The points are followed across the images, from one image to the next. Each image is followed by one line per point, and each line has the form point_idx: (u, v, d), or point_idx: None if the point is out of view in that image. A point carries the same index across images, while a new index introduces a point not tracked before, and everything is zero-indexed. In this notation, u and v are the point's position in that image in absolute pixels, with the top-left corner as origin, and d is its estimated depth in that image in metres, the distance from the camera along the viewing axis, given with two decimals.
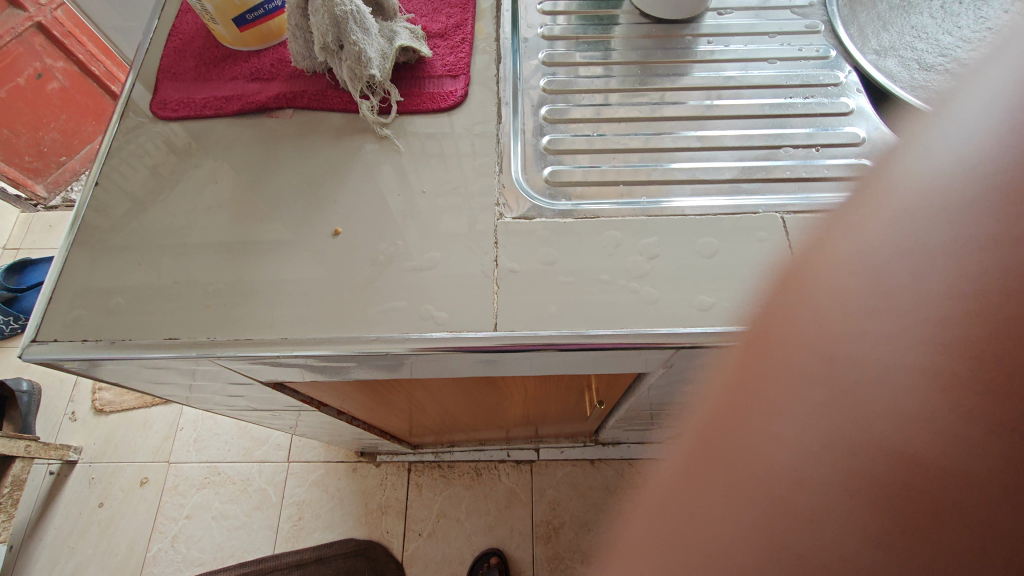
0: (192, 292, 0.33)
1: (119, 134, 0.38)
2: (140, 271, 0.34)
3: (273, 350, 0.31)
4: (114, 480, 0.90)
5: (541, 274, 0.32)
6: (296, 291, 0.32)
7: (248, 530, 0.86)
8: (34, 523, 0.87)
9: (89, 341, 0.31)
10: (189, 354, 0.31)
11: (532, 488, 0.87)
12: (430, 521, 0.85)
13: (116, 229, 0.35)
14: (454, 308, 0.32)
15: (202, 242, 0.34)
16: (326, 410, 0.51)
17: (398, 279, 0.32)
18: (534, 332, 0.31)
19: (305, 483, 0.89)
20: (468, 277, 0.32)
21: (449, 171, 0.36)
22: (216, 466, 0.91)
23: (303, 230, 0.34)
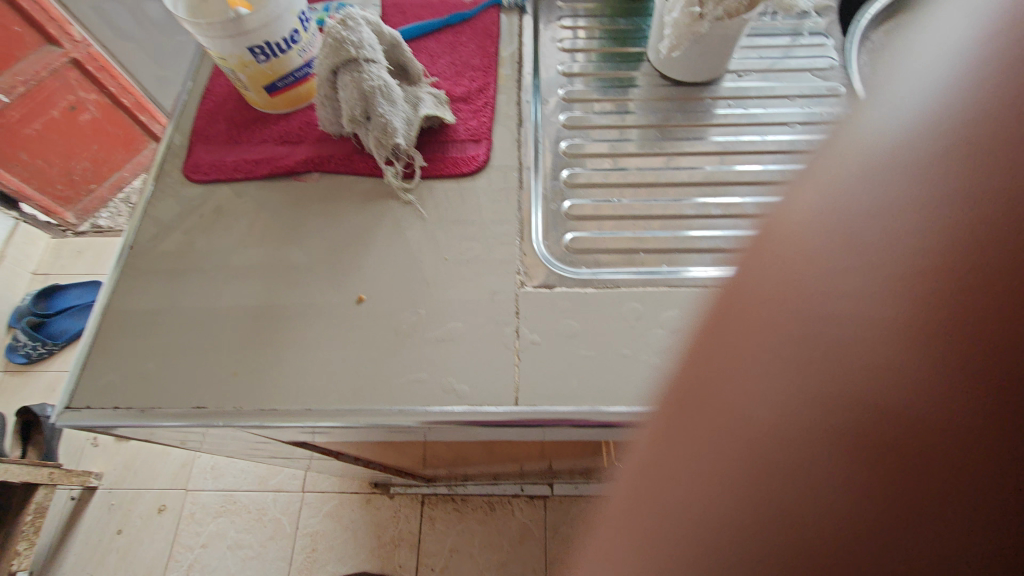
0: (220, 359, 0.34)
1: (153, 198, 0.40)
2: (171, 336, 0.35)
3: (297, 422, 0.31)
4: (133, 506, 0.92)
5: (561, 347, 0.33)
6: (321, 360, 0.33)
7: (262, 560, 0.86)
8: (55, 547, 0.88)
9: (121, 408, 0.32)
10: (216, 423, 0.32)
11: (546, 524, 0.86)
12: (442, 555, 0.85)
13: (149, 293, 0.36)
14: (475, 381, 0.32)
15: (231, 306, 0.36)
16: (344, 454, 0.52)
17: (420, 349, 0.33)
18: (555, 408, 0.31)
19: (319, 513, 0.90)
20: (489, 349, 0.33)
21: (471, 238, 0.37)
22: (232, 494, 0.92)
23: (328, 297, 0.35)
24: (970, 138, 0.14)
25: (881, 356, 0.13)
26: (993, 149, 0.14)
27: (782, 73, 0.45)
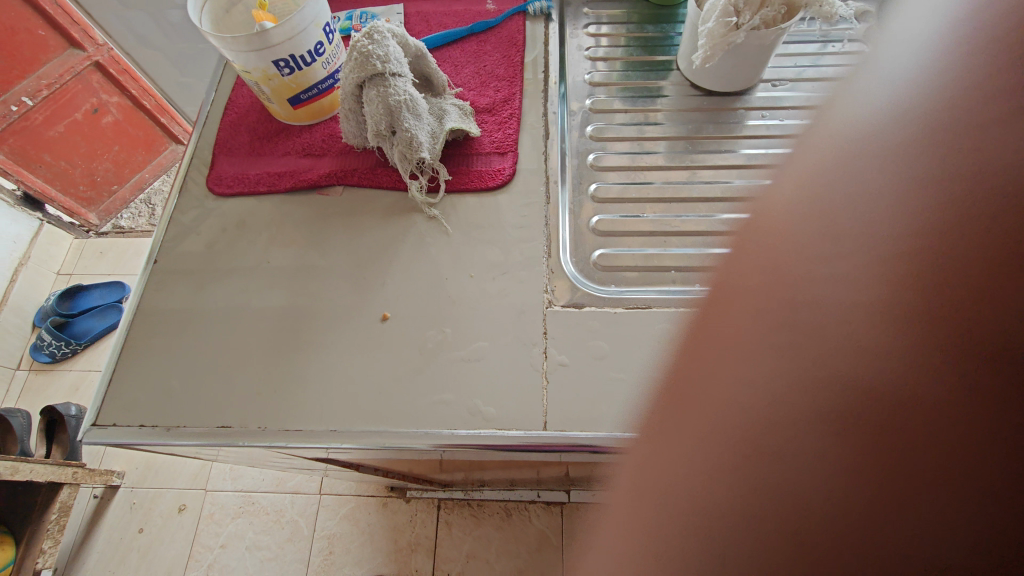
0: (245, 377, 0.33)
1: (177, 211, 0.40)
2: (195, 354, 0.34)
3: (321, 443, 0.31)
4: (154, 505, 0.93)
5: (591, 369, 0.32)
6: (345, 380, 0.33)
7: (280, 562, 0.87)
8: (78, 546, 0.90)
9: (146, 426, 0.32)
10: (240, 443, 0.31)
11: (564, 531, 0.86)
12: (459, 561, 0.85)
13: (173, 309, 0.36)
14: (503, 403, 0.31)
15: (255, 322, 0.35)
16: (364, 464, 0.52)
17: (446, 369, 0.32)
18: (585, 433, 0.30)
19: (336, 516, 0.90)
20: (517, 371, 0.32)
21: (496, 254, 0.36)
22: (251, 495, 0.93)
23: (351, 314, 0.35)
24: (931, 141, 0.17)
25: (859, 335, 0.15)
26: (953, 153, 0.16)
27: (817, 83, 0.43)
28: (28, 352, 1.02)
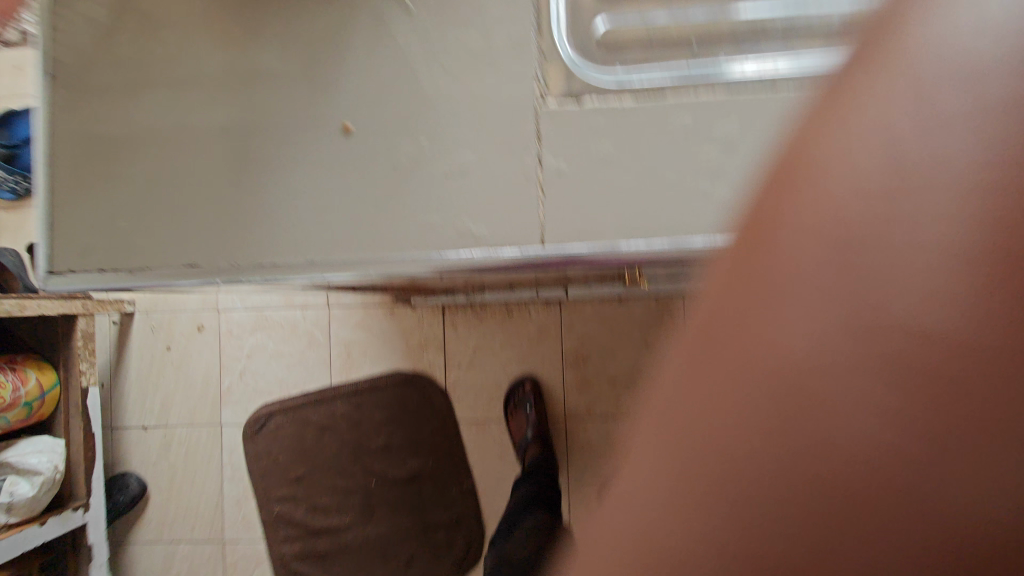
0: (198, 213, 0.31)
1: (55, 14, 0.32)
2: (140, 189, 0.32)
3: (296, 275, 0.30)
4: (173, 325, 0.99)
5: (592, 175, 0.28)
6: (311, 208, 0.30)
7: (305, 365, 0.96)
8: (116, 362, 1.00)
9: (113, 271, 0.32)
10: (214, 279, 0.31)
11: (562, 324, 0.92)
12: (467, 353, 0.94)
13: (99, 140, 0.32)
14: (495, 221, 0.29)
15: (204, 145, 0.31)
16: (367, 283, 0.53)
17: (429, 187, 0.29)
18: (583, 245, 0.28)
19: (348, 325, 0.96)
20: (510, 182, 0.29)
21: (476, 39, 0.29)
22: (262, 313, 0.97)
23: (307, 129, 0.30)
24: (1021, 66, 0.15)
25: (921, 287, 0.15)
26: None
27: None
28: None
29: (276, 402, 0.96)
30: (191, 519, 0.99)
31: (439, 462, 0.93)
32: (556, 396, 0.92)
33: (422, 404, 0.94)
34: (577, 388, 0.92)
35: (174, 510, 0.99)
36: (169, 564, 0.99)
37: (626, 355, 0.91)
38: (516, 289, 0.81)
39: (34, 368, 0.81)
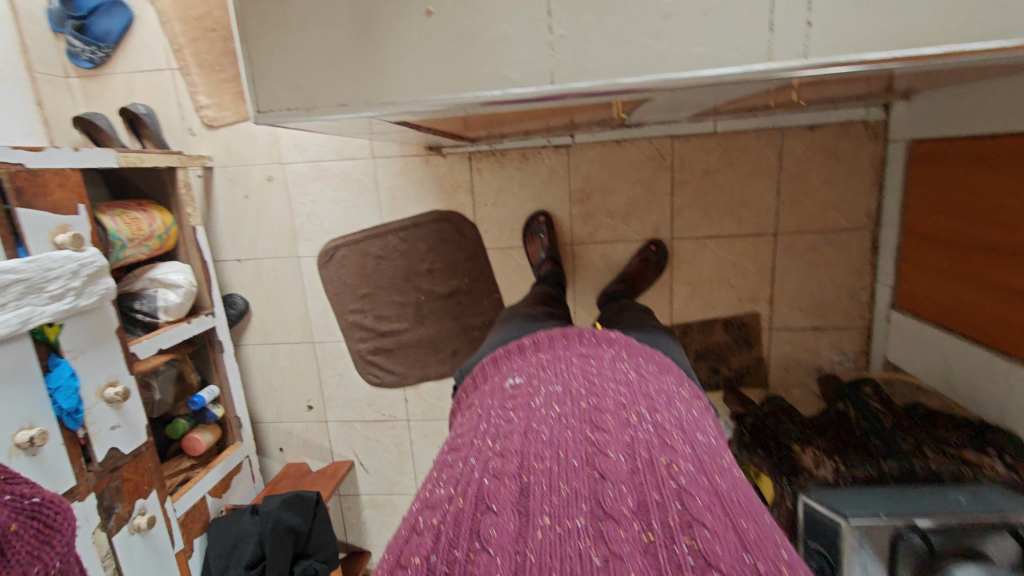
0: (342, 69, 0.51)
1: None
2: (314, 57, 0.51)
3: (411, 106, 0.51)
4: (246, 177, 1.27)
5: (582, 38, 0.47)
6: (419, 64, 0.50)
7: (358, 208, 1.27)
8: (206, 204, 1.30)
9: (292, 110, 0.53)
10: (367, 113, 0.53)
11: (569, 166, 1.18)
12: (492, 194, 1.22)
13: (266, 5, 0.50)
14: (521, 71, 0.49)
15: (332, 29, 0.50)
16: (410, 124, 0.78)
17: (482, 50, 0.49)
18: (565, 86, 0.49)
19: (391, 173, 1.23)
20: (521, 53, 0.48)
21: None
22: (320, 165, 1.25)
23: (402, 6, 0.48)
24: None
25: None
26: None
27: None
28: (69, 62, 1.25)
29: (340, 240, 1.29)
30: (287, 328, 1.36)
31: (473, 280, 1.27)
32: (565, 225, 1.21)
33: (455, 235, 1.25)
34: (581, 218, 1.20)
35: (273, 316, 1.36)
36: (275, 358, 1.39)
37: (618, 189, 1.18)
38: (530, 136, 1.13)
39: (157, 210, 1.12)
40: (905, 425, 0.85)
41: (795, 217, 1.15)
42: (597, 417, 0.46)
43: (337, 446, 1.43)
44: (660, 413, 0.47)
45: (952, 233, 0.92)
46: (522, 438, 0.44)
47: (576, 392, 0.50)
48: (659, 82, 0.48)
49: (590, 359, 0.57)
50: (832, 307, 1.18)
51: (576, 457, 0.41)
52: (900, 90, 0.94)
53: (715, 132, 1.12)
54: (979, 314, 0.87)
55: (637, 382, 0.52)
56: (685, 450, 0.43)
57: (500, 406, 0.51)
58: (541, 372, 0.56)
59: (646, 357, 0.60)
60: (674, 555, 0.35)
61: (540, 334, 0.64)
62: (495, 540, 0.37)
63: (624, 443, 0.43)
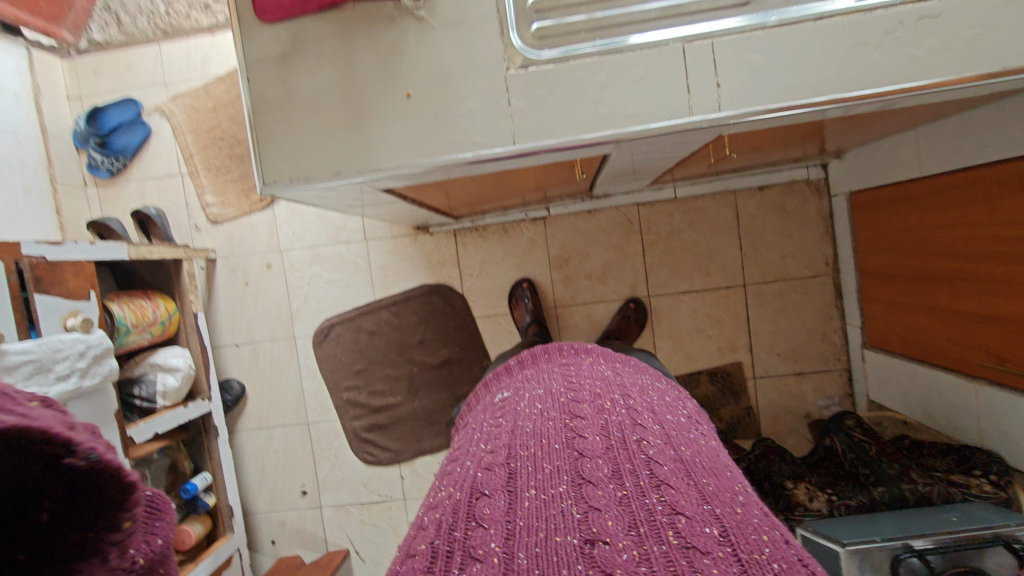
0: (335, 143, 0.61)
1: (246, 62, 0.60)
2: (311, 136, 0.61)
3: (395, 169, 0.61)
4: (246, 265, 1.36)
5: (536, 107, 0.58)
6: (402, 136, 0.60)
7: (352, 286, 1.34)
8: (207, 292, 1.36)
9: (291, 180, 0.62)
10: (356, 178, 0.62)
11: (546, 235, 1.28)
12: (477, 265, 1.31)
13: (273, 98, 0.60)
14: (487, 136, 0.59)
15: (328, 111, 0.60)
16: (401, 197, 0.88)
17: (454, 121, 0.59)
18: (526, 145, 0.59)
19: (383, 252, 1.33)
20: (486, 122, 0.59)
21: (459, 50, 0.58)
22: (317, 250, 1.35)
23: (387, 91, 0.59)
24: None
25: None
26: None
27: None
28: (87, 173, 1.37)
29: (334, 318, 1.35)
30: (282, 409, 1.37)
31: (463, 349, 1.32)
32: (547, 289, 1.29)
33: (444, 306, 1.32)
34: (561, 282, 1.29)
35: (269, 398, 1.38)
36: (269, 442, 1.38)
37: (593, 252, 1.27)
38: (509, 210, 1.25)
39: (161, 298, 1.18)
40: (889, 450, 0.88)
41: (758, 268, 1.23)
42: (575, 408, 0.52)
43: (331, 535, 1.37)
44: (632, 399, 0.54)
45: (898, 269, 1.00)
46: (511, 433, 0.50)
47: (557, 392, 0.57)
48: (603, 137, 0.58)
49: (570, 367, 0.64)
50: (808, 350, 1.23)
51: (558, 441, 0.48)
52: (830, 150, 1.07)
53: (675, 197, 1.24)
54: (938, 340, 0.92)
55: (613, 379, 0.59)
56: (654, 427, 0.50)
57: (492, 416, 0.57)
58: (526, 384, 0.62)
59: (621, 361, 0.68)
60: (646, 505, 0.41)
61: (523, 353, 0.71)
62: (489, 516, 0.41)
63: (600, 425, 0.49)
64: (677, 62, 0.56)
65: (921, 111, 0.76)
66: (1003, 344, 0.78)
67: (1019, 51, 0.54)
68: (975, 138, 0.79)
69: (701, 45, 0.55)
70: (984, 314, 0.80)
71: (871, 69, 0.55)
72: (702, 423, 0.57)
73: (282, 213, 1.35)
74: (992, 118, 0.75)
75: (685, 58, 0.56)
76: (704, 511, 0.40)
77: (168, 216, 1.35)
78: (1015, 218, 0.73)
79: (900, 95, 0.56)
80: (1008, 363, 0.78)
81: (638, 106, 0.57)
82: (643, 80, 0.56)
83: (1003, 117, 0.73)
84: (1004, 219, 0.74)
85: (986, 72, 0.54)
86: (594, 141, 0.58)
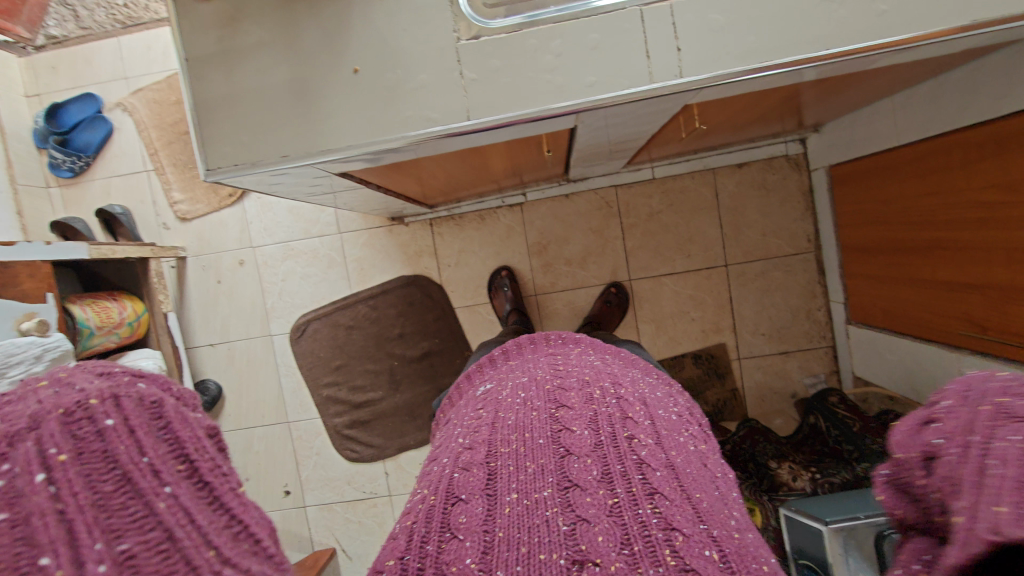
0: (281, 123, 0.57)
1: (182, 37, 0.56)
2: (255, 115, 0.57)
3: (345, 150, 0.58)
4: (218, 263, 1.32)
5: (490, 78, 0.55)
6: (351, 115, 0.57)
7: (328, 281, 1.31)
8: (179, 292, 1.33)
9: (237, 164, 0.59)
10: (305, 161, 0.59)
11: (524, 221, 1.25)
12: (455, 255, 1.28)
13: (213, 77, 0.57)
14: (440, 111, 0.56)
15: (272, 89, 0.57)
16: (368, 184, 0.86)
17: (405, 96, 0.56)
18: (480, 120, 0.56)
19: (358, 245, 1.30)
20: (438, 95, 0.56)
21: (408, 19, 0.55)
22: (289, 244, 1.31)
23: (334, 67, 0.56)
24: None
25: None
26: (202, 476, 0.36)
27: None
28: (49, 172, 1.33)
29: (311, 313, 1.31)
30: (261, 408, 1.34)
31: (444, 341, 1.29)
32: (526, 276, 1.26)
33: (423, 297, 1.29)
34: (542, 268, 1.26)
35: (247, 399, 1.34)
36: (250, 443, 1.35)
37: (573, 238, 1.25)
38: (484, 197, 1.22)
39: (127, 299, 1.14)
40: (875, 424, 0.86)
41: (740, 247, 1.21)
42: (562, 398, 0.49)
43: (317, 535, 1.35)
44: (622, 390, 0.51)
45: (878, 240, 0.98)
46: (492, 427, 0.47)
47: (542, 380, 0.54)
48: (561, 109, 0.55)
49: (557, 357, 0.61)
50: (792, 330, 1.22)
51: (542, 437, 0.45)
52: (809, 123, 1.04)
53: (653, 178, 1.21)
54: (919, 312, 0.90)
55: (602, 370, 0.56)
56: (645, 424, 0.47)
57: (474, 409, 0.54)
58: (510, 374, 0.59)
59: (611, 353, 0.65)
60: (639, 516, 0.38)
61: (508, 343, 0.68)
62: (465, 525, 0.39)
63: (587, 419, 0.46)
64: (635, 26, 0.53)
65: (900, 74, 0.73)
66: (986, 312, 0.76)
67: (989, 3, 0.52)
68: (953, 102, 0.76)
69: (660, 6, 0.53)
70: (966, 283, 0.79)
71: (837, 27, 0.52)
72: (694, 423, 0.54)
73: (253, 209, 1.31)
74: (970, 78, 0.73)
75: (644, 21, 0.53)
76: (700, 534, 0.37)
77: (135, 215, 1.31)
78: (993, 178, 0.71)
79: (867, 54, 0.53)
80: (990, 331, 0.77)
81: (596, 74, 0.54)
82: (601, 46, 0.54)
83: (980, 77, 0.71)
84: (981, 184, 0.73)
85: (957, 26, 0.52)
86: (551, 112, 0.56)
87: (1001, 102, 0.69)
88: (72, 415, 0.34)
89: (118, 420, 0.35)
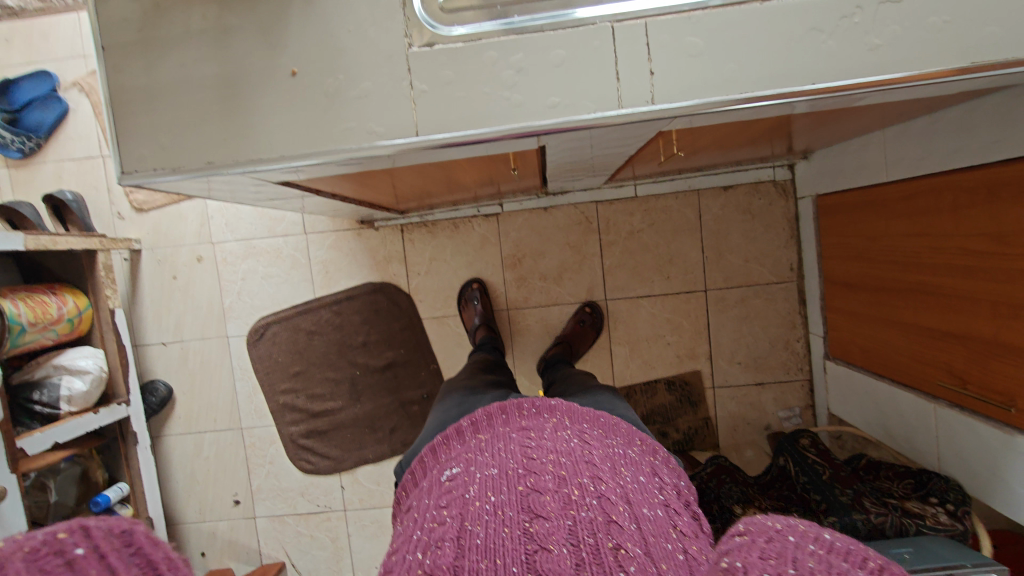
0: (208, 126, 0.51)
1: (99, 23, 0.50)
2: (176, 112, 0.51)
3: (279, 160, 0.52)
4: (174, 258, 1.25)
5: (442, 90, 0.49)
6: (285, 121, 0.51)
7: (291, 282, 1.25)
8: (132, 287, 1.26)
9: (159, 169, 0.53)
10: (235, 170, 0.52)
11: (499, 232, 1.20)
12: (425, 263, 1.23)
13: (132, 69, 0.51)
14: (385, 125, 0.51)
15: (199, 87, 0.51)
16: (325, 191, 0.81)
17: (347, 104, 0.51)
18: (430, 137, 0.50)
19: (324, 247, 1.24)
20: (384, 106, 0.50)
21: (354, 19, 0.50)
22: (251, 242, 1.24)
23: (268, 68, 0.50)
24: None
25: None
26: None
27: None
28: None
29: (271, 316, 1.25)
30: (213, 413, 1.28)
31: (409, 352, 1.24)
32: (499, 289, 1.21)
33: (390, 306, 1.23)
34: (515, 282, 1.21)
35: (200, 402, 1.28)
36: (199, 448, 1.28)
37: (549, 252, 1.20)
38: (458, 205, 1.16)
39: (69, 293, 1.06)
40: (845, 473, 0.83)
41: (721, 272, 1.17)
42: (536, 505, 0.44)
43: (265, 547, 1.29)
44: (603, 485, 0.46)
45: (860, 276, 0.94)
46: (457, 548, 0.42)
47: (513, 475, 0.48)
48: (519, 131, 0.50)
49: (530, 434, 0.54)
50: (769, 360, 1.18)
51: (517, 562, 0.40)
52: (798, 150, 1.00)
53: (635, 196, 1.17)
54: (899, 355, 0.86)
55: (578, 454, 0.50)
56: (631, 530, 0.42)
57: (436, 505, 0.48)
58: (478, 457, 0.52)
59: (588, 421, 0.59)
60: None
61: (476, 412, 0.62)
62: None
63: (565, 533, 0.41)
64: (605, 43, 0.48)
65: (894, 108, 0.68)
66: (968, 365, 0.72)
67: (991, 44, 0.47)
68: (948, 140, 0.72)
69: (632, 24, 0.48)
70: (947, 331, 0.75)
71: (825, 60, 0.47)
72: (683, 510, 0.49)
73: (214, 204, 1.25)
74: (964, 117, 0.68)
75: (615, 38, 0.48)
76: None
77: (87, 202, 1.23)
78: (983, 227, 0.67)
79: (858, 91, 0.48)
80: (969, 386, 0.73)
81: (559, 93, 0.49)
82: (567, 63, 0.48)
83: (975, 118, 0.67)
84: (972, 230, 0.68)
85: (955, 67, 0.48)
86: (511, 133, 0.50)
87: (995, 147, 0.65)
88: (40, 549, 0.38)
89: (86, 547, 0.40)
